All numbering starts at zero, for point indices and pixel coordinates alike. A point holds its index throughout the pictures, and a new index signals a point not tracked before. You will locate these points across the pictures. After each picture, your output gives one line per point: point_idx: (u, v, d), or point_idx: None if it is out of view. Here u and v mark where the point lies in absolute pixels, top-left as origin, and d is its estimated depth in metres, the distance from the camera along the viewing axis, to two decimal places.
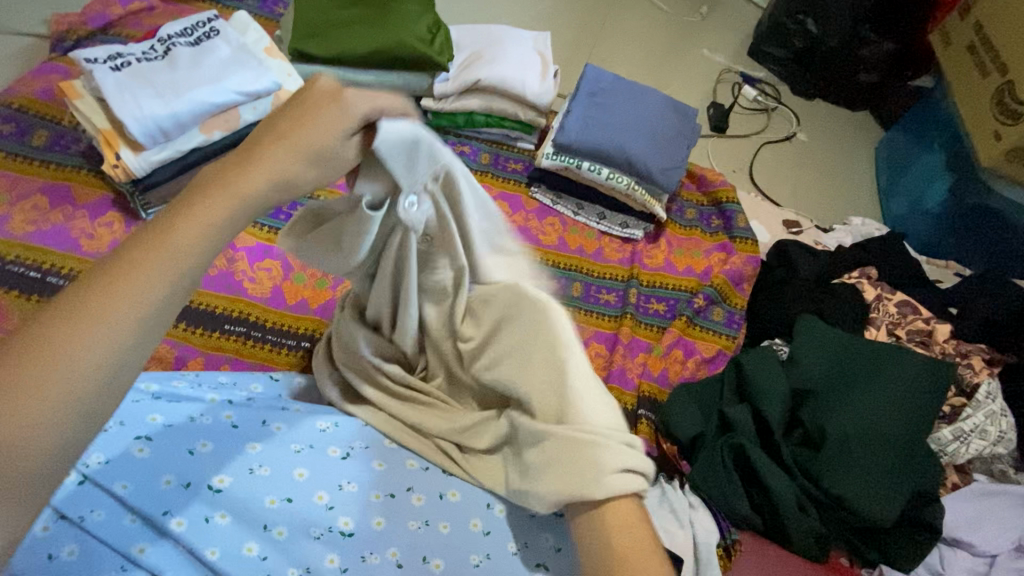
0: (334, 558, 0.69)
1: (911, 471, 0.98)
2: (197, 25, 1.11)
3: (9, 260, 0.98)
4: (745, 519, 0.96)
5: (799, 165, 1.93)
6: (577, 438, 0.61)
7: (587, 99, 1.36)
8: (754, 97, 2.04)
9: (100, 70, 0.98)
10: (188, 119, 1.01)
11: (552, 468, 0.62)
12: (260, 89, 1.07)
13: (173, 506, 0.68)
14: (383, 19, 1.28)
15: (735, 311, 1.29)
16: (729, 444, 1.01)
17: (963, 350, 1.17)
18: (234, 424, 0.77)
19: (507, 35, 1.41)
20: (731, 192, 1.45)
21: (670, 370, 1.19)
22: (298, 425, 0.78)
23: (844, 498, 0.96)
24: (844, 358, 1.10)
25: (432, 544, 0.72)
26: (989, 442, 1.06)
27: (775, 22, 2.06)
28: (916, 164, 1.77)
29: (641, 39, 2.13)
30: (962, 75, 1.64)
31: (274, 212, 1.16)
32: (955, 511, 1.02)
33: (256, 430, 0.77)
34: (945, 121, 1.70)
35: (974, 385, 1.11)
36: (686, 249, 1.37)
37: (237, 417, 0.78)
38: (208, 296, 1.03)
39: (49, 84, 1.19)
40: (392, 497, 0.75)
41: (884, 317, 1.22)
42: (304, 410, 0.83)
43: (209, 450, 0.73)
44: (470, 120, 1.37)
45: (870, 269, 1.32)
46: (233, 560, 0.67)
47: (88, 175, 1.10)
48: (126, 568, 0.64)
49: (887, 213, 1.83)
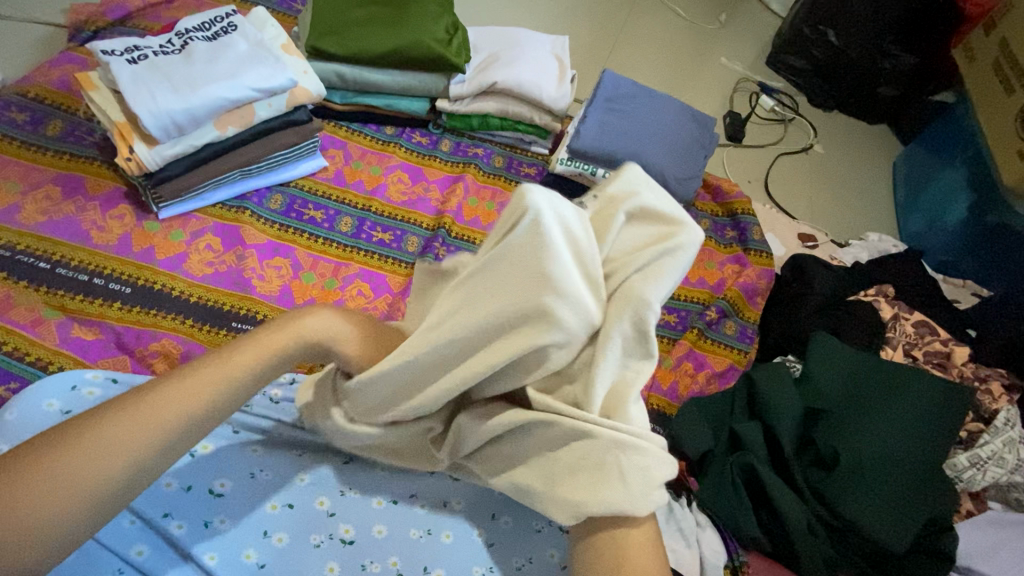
0: (334, 566, 0.68)
1: (926, 498, 0.96)
2: (215, 20, 1.11)
3: (19, 250, 0.97)
4: (753, 539, 0.94)
5: (815, 178, 1.90)
6: (620, 441, 0.58)
7: (603, 105, 1.34)
8: (772, 106, 2.02)
9: (117, 63, 0.98)
10: (202, 114, 1.00)
11: (578, 475, 0.61)
12: (275, 86, 1.05)
13: (173, 509, 0.68)
14: (401, 19, 1.27)
15: (748, 325, 1.26)
16: (740, 463, 0.97)
17: (981, 375, 1.14)
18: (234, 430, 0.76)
19: (524, 38, 1.39)
20: (747, 204, 1.43)
21: (679, 384, 1.17)
22: (299, 432, 0.78)
23: (857, 523, 0.93)
24: (858, 378, 1.08)
25: (434, 555, 0.71)
26: (1005, 470, 1.03)
27: (795, 31, 2.03)
28: (936, 181, 1.74)
29: (659, 45, 2.11)
30: (986, 92, 1.61)
31: (285, 208, 1.15)
32: (969, 539, 0.99)
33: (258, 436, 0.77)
34: (967, 138, 1.66)
35: (993, 411, 1.09)
36: (699, 260, 1.35)
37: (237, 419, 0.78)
38: (216, 292, 1.02)
39: (65, 74, 1.18)
40: (395, 504, 0.74)
41: (901, 337, 1.19)
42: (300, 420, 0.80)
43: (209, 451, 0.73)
44: (484, 123, 1.36)
45: (887, 286, 1.28)
46: (231, 565, 0.66)
47: (101, 166, 1.09)
48: (122, 571, 0.64)
49: (904, 229, 1.80)
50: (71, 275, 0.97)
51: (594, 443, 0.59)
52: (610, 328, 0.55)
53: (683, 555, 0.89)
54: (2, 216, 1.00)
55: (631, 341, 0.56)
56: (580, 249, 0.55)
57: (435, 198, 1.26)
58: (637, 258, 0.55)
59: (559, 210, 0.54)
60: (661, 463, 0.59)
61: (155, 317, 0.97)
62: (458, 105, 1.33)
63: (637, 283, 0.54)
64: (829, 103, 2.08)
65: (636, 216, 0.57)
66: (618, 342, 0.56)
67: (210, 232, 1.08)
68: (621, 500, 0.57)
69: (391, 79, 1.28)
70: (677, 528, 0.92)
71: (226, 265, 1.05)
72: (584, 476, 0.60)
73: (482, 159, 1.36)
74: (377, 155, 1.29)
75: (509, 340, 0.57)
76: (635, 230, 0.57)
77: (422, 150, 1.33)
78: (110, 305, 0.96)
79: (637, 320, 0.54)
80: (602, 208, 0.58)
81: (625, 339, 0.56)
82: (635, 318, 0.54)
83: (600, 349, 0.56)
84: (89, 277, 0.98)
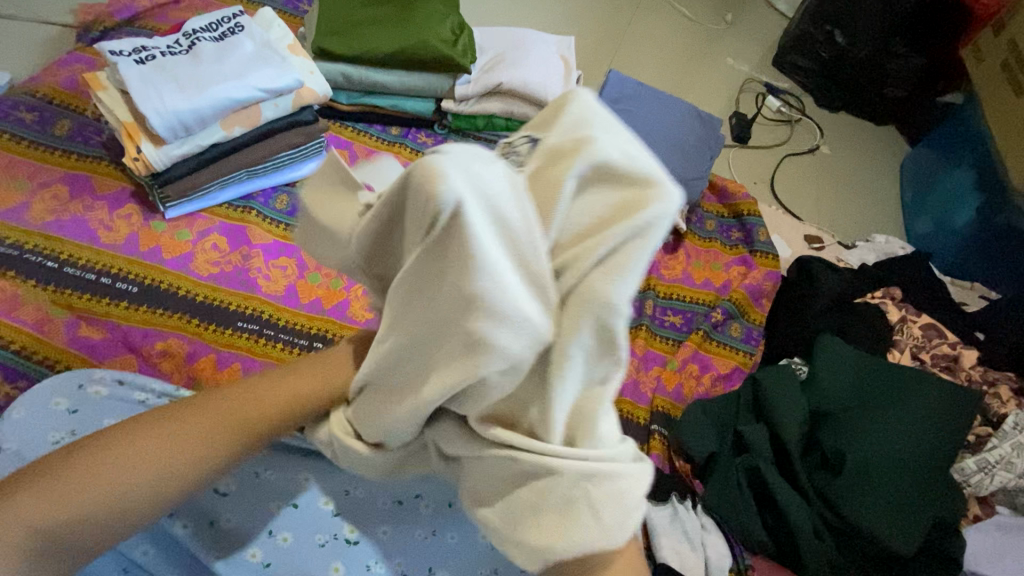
0: (339, 567, 0.68)
1: (932, 502, 0.95)
2: (222, 21, 1.11)
3: (26, 249, 0.98)
4: (759, 542, 0.94)
5: (821, 179, 1.89)
6: (590, 472, 0.49)
7: (608, 106, 1.34)
8: (778, 107, 2.01)
9: (125, 64, 0.98)
10: (209, 115, 1.00)
11: (544, 513, 0.51)
12: (282, 87, 1.06)
13: (178, 510, 0.68)
14: (408, 20, 1.27)
15: (753, 327, 1.26)
16: (744, 464, 0.98)
17: (988, 378, 1.14)
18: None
19: (530, 39, 1.39)
20: (753, 205, 1.42)
21: (684, 386, 1.17)
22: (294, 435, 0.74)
23: (863, 527, 0.93)
24: (865, 380, 1.08)
25: (439, 555, 0.71)
26: (1014, 475, 1.02)
27: (802, 32, 2.02)
28: (944, 183, 1.73)
29: (665, 45, 2.10)
30: (995, 94, 1.59)
31: (291, 209, 1.16)
32: (976, 545, 0.99)
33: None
34: (977, 139, 1.65)
35: (1001, 414, 1.09)
36: (705, 261, 1.35)
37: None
38: (221, 292, 1.02)
39: (73, 74, 1.19)
40: (399, 505, 0.73)
41: (907, 340, 1.18)
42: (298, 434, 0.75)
43: None
44: (489, 124, 1.36)
45: (894, 289, 1.28)
46: (234, 565, 0.67)
47: (107, 166, 1.10)
48: (128, 570, 0.65)
49: (910, 231, 1.79)
50: (78, 275, 0.98)
51: (558, 481, 0.49)
52: (567, 342, 0.43)
53: (687, 557, 0.90)
54: (10, 215, 1.01)
55: (598, 348, 0.44)
56: (515, 232, 0.41)
57: None
58: (597, 240, 0.41)
59: (482, 182, 0.40)
60: (638, 482, 0.51)
61: (160, 317, 0.97)
62: (463, 105, 1.33)
63: (597, 275, 0.41)
64: (836, 103, 2.07)
65: (593, 175, 0.42)
66: (582, 354, 0.44)
67: (216, 232, 1.08)
68: (597, 538, 0.49)
69: (397, 79, 1.29)
70: (681, 530, 0.92)
71: (231, 265, 1.05)
72: (550, 515, 0.50)
73: None
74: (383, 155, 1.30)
75: (451, 365, 0.47)
76: (593, 195, 0.43)
77: (427, 150, 1.33)
78: (116, 304, 0.96)
79: (602, 326, 0.42)
80: (545, 163, 0.45)
81: (586, 347, 0.44)
82: (599, 322, 0.42)
83: (556, 371, 0.44)
84: (96, 277, 0.98)
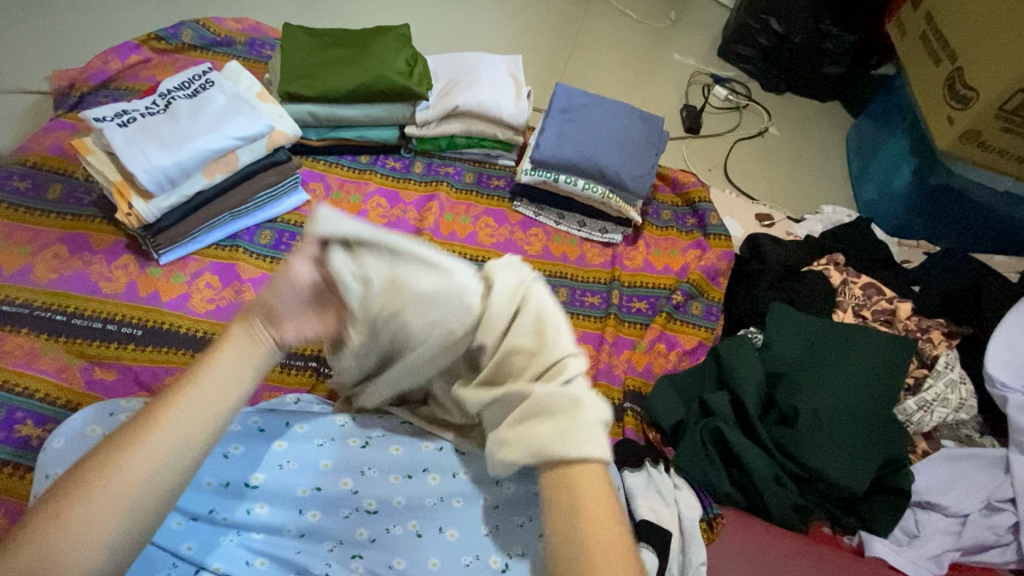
0: (363, 531, 0.80)
1: (880, 440, 1.06)
2: (193, 78, 1.21)
3: (36, 306, 1.06)
4: (726, 494, 1.05)
5: (772, 159, 2.02)
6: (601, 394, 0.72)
7: (559, 116, 1.44)
8: (725, 96, 2.14)
9: (110, 128, 1.07)
10: (191, 166, 1.09)
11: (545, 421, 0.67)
12: (255, 133, 1.15)
13: (216, 505, 0.79)
14: (364, 58, 1.38)
15: (713, 303, 1.37)
16: (708, 427, 1.09)
17: (923, 325, 1.25)
18: (259, 428, 0.86)
19: (480, 62, 1.49)
20: (703, 192, 1.54)
21: (654, 364, 1.27)
22: (319, 425, 0.87)
23: (820, 471, 1.04)
24: (812, 339, 1.18)
25: (447, 517, 0.82)
26: (951, 409, 1.14)
27: (740, 23, 2.16)
28: (883, 149, 1.85)
29: (614, 49, 2.23)
30: (916, 63, 1.71)
31: (274, 242, 1.26)
32: (927, 476, 1.11)
33: (280, 432, 0.86)
34: (907, 106, 1.77)
35: (934, 356, 1.20)
36: (664, 249, 1.45)
37: (261, 421, 0.87)
38: (219, 325, 1.12)
39: (59, 141, 1.28)
40: (411, 478, 0.84)
41: (850, 300, 1.30)
42: (307, 429, 0.87)
43: (241, 452, 0.83)
44: (452, 143, 1.47)
45: (837, 255, 1.40)
46: (275, 542, 0.78)
47: (102, 222, 1.19)
48: (177, 564, 0.75)
49: (859, 199, 1.92)
50: (86, 324, 1.07)
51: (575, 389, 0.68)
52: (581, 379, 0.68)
53: (663, 512, 0.98)
54: (17, 277, 1.09)
55: None
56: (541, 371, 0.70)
57: (413, 217, 1.37)
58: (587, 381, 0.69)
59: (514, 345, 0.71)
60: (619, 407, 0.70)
61: (166, 354, 1.07)
62: (426, 129, 1.44)
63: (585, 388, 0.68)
64: (780, 86, 2.20)
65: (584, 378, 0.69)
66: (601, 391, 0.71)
67: (208, 271, 1.18)
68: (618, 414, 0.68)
69: (360, 113, 1.38)
70: (656, 490, 1.02)
71: (226, 299, 1.15)
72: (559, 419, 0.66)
73: (453, 177, 1.47)
74: (355, 183, 1.40)
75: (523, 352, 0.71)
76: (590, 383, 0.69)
77: (397, 174, 1.44)
78: (124, 346, 1.06)
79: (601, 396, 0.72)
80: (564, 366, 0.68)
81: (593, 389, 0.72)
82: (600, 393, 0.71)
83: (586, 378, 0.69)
84: (103, 323, 1.07)
